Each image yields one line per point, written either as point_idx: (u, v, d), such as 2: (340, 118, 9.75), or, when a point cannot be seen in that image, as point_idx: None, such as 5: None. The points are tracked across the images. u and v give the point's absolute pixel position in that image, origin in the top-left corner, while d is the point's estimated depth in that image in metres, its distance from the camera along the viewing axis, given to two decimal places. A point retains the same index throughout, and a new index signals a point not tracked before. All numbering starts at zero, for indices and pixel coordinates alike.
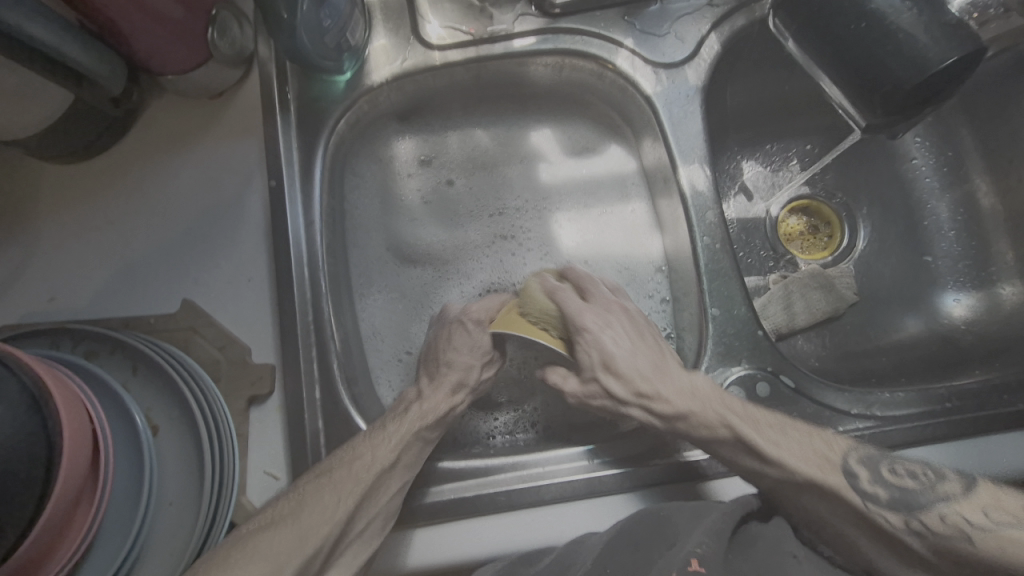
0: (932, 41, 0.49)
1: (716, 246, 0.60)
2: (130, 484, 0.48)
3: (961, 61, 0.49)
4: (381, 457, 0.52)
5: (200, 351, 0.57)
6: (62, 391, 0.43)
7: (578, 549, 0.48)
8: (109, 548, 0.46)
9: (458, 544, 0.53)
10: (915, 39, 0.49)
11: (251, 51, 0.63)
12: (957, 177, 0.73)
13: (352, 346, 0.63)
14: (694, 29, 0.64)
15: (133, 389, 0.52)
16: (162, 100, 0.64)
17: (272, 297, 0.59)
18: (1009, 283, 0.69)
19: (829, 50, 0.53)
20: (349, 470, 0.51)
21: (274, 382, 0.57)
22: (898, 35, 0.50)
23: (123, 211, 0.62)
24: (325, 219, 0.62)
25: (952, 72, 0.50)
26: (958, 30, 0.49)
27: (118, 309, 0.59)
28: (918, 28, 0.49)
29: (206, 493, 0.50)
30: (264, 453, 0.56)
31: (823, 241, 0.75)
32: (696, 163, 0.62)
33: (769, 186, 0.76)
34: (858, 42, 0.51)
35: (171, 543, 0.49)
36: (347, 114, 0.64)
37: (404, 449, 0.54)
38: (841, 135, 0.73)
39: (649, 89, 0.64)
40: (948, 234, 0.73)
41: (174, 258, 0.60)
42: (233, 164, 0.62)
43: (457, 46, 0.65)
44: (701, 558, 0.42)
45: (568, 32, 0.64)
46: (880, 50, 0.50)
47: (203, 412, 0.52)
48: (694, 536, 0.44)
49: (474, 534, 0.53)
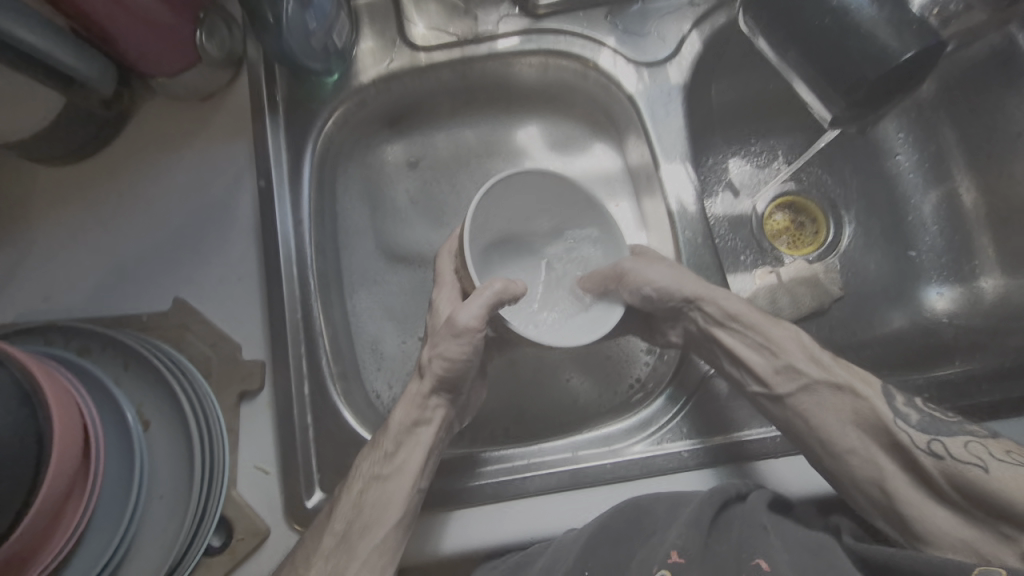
0: (895, 35, 0.50)
1: (698, 241, 0.61)
2: (120, 478, 0.49)
3: (922, 53, 0.50)
4: (346, 509, 0.50)
5: (191, 348, 0.58)
6: (54, 386, 0.44)
7: (555, 546, 0.49)
8: (102, 537, 0.47)
9: (459, 534, 0.53)
10: (878, 31, 0.50)
11: (241, 52, 0.64)
12: (940, 172, 0.74)
13: (343, 342, 0.64)
14: (676, 28, 0.65)
15: (125, 385, 0.53)
16: (154, 103, 0.65)
17: (262, 294, 0.60)
18: (990, 276, 0.70)
19: (796, 48, 0.54)
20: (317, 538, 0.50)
21: (264, 378, 0.58)
22: (861, 32, 0.51)
23: (116, 212, 0.63)
24: (314, 218, 0.63)
25: (910, 67, 0.51)
26: (922, 26, 0.50)
27: (111, 307, 0.60)
28: (881, 23, 0.50)
29: (196, 485, 0.51)
30: (254, 448, 0.57)
31: (809, 236, 0.77)
32: (677, 161, 0.63)
33: (755, 183, 0.77)
34: (825, 37, 0.52)
35: (162, 535, 0.50)
36: (336, 114, 0.66)
37: (378, 489, 0.51)
38: (817, 132, 0.76)
39: (632, 88, 0.64)
40: (931, 229, 0.74)
41: (166, 257, 0.62)
42: (224, 165, 0.63)
43: (442, 46, 0.66)
44: (681, 550, 0.44)
45: (551, 33, 0.65)
46: (845, 44, 0.51)
47: (193, 407, 0.53)
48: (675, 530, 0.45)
49: (468, 526, 0.54)
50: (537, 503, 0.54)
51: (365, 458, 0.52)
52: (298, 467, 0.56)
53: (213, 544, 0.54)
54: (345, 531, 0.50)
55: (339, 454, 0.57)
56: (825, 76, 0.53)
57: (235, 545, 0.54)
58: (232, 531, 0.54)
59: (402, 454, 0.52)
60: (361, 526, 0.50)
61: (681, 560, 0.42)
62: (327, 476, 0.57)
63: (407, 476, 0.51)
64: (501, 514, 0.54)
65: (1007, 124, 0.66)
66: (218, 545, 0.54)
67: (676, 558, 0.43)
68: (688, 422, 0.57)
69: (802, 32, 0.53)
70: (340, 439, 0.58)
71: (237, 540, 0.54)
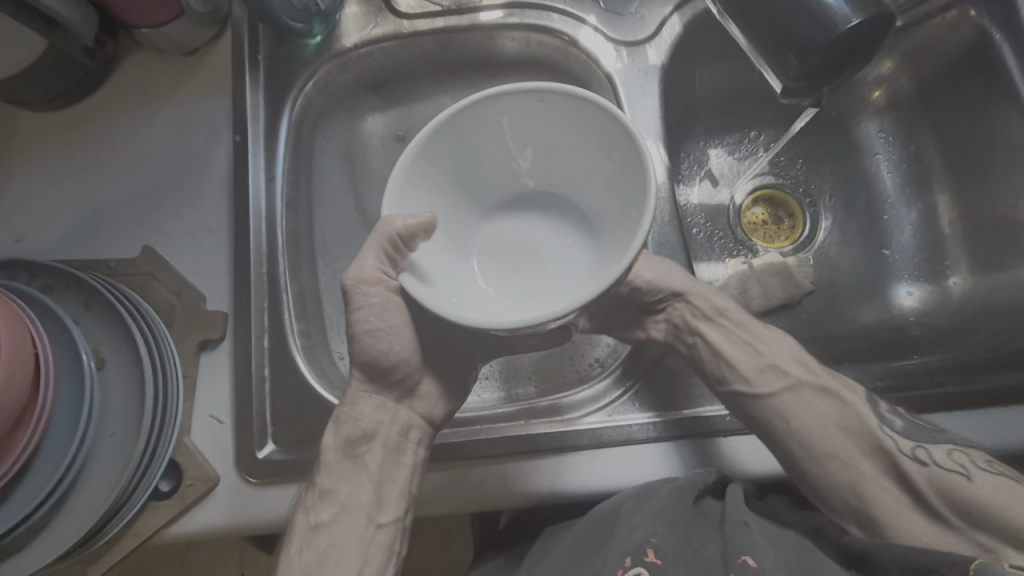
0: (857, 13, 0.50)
1: (664, 220, 0.62)
2: (69, 412, 0.49)
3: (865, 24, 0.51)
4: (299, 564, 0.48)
5: (156, 295, 0.59)
6: (8, 315, 0.44)
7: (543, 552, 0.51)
8: (48, 467, 0.48)
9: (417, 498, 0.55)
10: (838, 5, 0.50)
11: (226, 11, 0.65)
12: (917, 171, 0.74)
13: (309, 302, 0.64)
14: (658, 9, 0.66)
15: (84, 324, 0.54)
16: (138, 55, 0.66)
17: (229, 248, 0.61)
18: (959, 275, 0.70)
19: (753, 15, 0.55)
20: (313, 508, 0.50)
21: (226, 329, 0.58)
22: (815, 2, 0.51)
23: (91, 159, 0.63)
24: (287, 176, 0.64)
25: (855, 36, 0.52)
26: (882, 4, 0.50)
27: (80, 252, 0.61)
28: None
29: (145, 425, 0.52)
30: (211, 397, 0.57)
31: (786, 231, 0.77)
32: (649, 140, 0.63)
33: (734, 173, 0.78)
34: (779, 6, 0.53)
35: (109, 470, 0.51)
36: (316, 76, 0.66)
37: (328, 532, 0.50)
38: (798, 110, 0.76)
39: (611, 67, 0.65)
40: (906, 228, 0.74)
41: (138, 206, 0.62)
42: (202, 119, 0.64)
43: (425, 15, 0.67)
44: (655, 549, 0.44)
45: (534, 8, 0.66)
46: (796, 13, 0.52)
47: (149, 349, 0.53)
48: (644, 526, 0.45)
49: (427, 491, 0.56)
50: (496, 488, 0.55)
51: (329, 429, 0.53)
52: (253, 419, 0.56)
53: (161, 488, 0.54)
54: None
55: (295, 409, 0.57)
56: (782, 48, 0.54)
57: (185, 490, 0.54)
58: (182, 477, 0.54)
59: (340, 491, 0.51)
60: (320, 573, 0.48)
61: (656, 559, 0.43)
62: (281, 430, 0.57)
63: (362, 508, 0.51)
64: (459, 488, 0.56)
65: (975, 117, 0.66)
66: (167, 490, 0.54)
67: (652, 556, 0.43)
68: (642, 393, 0.57)
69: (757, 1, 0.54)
70: (296, 393, 0.58)
71: (187, 486, 0.54)
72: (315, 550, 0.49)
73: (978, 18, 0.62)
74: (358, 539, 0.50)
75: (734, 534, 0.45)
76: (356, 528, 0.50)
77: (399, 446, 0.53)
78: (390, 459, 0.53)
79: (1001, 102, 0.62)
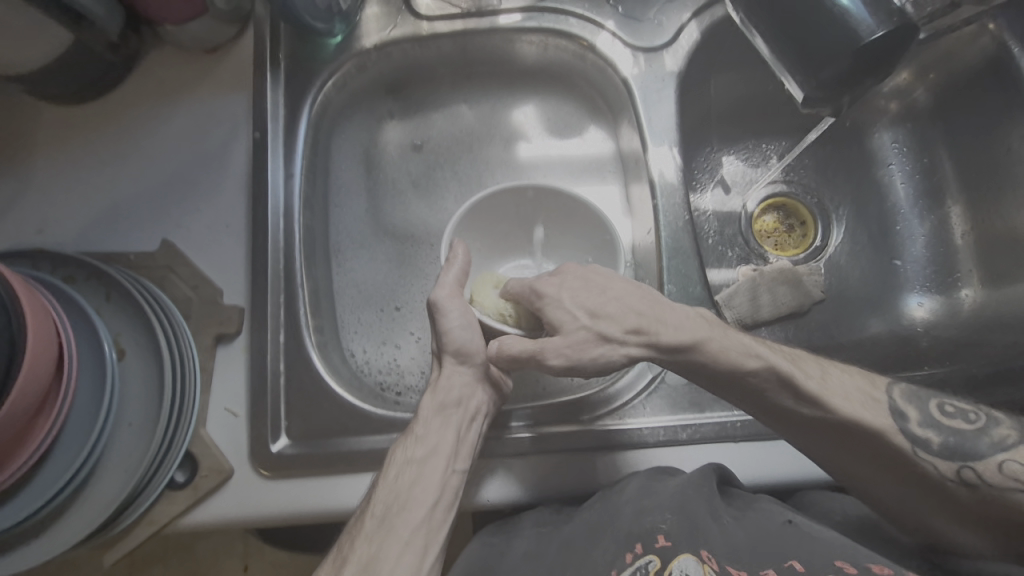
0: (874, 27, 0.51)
1: (679, 226, 0.61)
2: (89, 401, 0.50)
3: (888, 36, 0.52)
4: (385, 491, 0.49)
5: (175, 288, 0.60)
6: (33, 304, 0.45)
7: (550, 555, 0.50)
8: (67, 455, 0.49)
9: None
10: (859, 13, 0.51)
11: (248, 9, 0.66)
12: (931, 183, 0.74)
13: (323, 299, 0.65)
14: (676, 17, 0.66)
15: (105, 315, 0.55)
16: (161, 51, 0.67)
17: (247, 243, 0.62)
18: (970, 287, 0.70)
19: (773, 24, 0.55)
20: (392, 468, 0.50)
21: (242, 323, 0.59)
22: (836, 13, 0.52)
23: (114, 152, 0.64)
24: (305, 173, 0.65)
25: (875, 47, 0.52)
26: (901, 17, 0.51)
27: (100, 245, 0.62)
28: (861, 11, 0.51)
29: (163, 416, 0.53)
30: (226, 389, 0.58)
31: (797, 240, 0.77)
32: (666, 147, 0.64)
33: (747, 180, 0.78)
34: (798, 17, 0.53)
35: (127, 460, 0.52)
36: (336, 76, 0.67)
37: (412, 478, 0.50)
38: (815, 119, 0.76)
39: (628, 72, 0.65)
40: (918, 239, 0.74)
41: (158, 201, 0.63)
42: (222, 116, 0.65)
43: (445, 17, 0.67)
44: (666, 533, 0.48)
45: (553, 12, 0.67)
46: (816, 25, 0.53)
47: (169, 341, 0.54)
48: (658, 509, 0.49)
49: None
50: (524, 474, 0.56)
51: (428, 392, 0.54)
52: (266, 413, 0.57)
53: (176, 479, 0.55)
54: (386, 509, 0.48)
55: (308, 404, 0.58)
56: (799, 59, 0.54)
57: (199, 481, 0.55)
58: (197, 468, 0.55)
59: (433, 437, 0.51)
60: (401, 504, 0.49)
61: (666, 542, 0.48)
62: (293, 424, 0.58)
63: (442, 456, 0.51)
64: (474, 480, 0.56)
65: (990, 131, 0.66)
66: (182, 480, 0.55)
67: (662, 540, 0.48)
68: (652, 397, 0.58)
69: (778, 7, 0.54)
70: (309, 390, 0.58)
71: (201, 477, 0.55)
72: (387, 502, 0.49)
73: (996, 32, 0.62)
74: (430, 499, 0.49)
75: (774, 529, 0.47)
76: (434, 481, 0.50)
77: (474, 416, 0.53)
78: (468, 426, 0.53)
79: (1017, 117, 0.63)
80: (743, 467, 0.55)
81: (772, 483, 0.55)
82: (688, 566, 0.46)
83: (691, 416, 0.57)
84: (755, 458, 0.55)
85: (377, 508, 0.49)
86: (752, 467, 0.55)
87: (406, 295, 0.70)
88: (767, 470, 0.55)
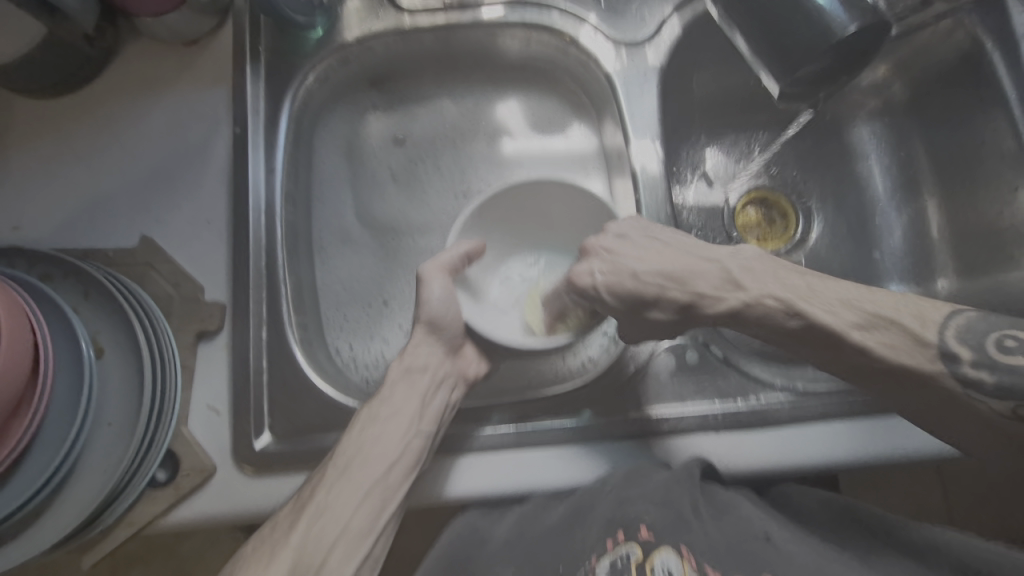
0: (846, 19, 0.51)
1: (661, 221, 0.62)
2: (67, 401, 0.50)
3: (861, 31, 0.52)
4: (350, 446, 0.50)
5: (155, 285, 0.59)
6: (6, 302, 0.44)
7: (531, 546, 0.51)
8: (45, 455, 0.49)
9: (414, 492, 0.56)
10: (834, 9, 0.51)
11: (228, 3, 0.65)
12: (908, 178, 0.75)
13: (307, 295, 0.65)
14: (658, 11, 0.66)
15: (82, 312, 0.54)
16: (139, 45, 0.66)
17: (228, 240, 0.61)
18: (945, 279, 0.71)
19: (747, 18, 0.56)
20: (360, 425, 0.51)
21: (223, 320, 0.59)
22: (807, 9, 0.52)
23: (90, 148, 0.63)
24: (287, 169, 0.64)
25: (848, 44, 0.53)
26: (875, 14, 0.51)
27: (77, 241, 0.61)
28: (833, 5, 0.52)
29: (143, 415, 0.52)
30: (208, 386, 0.58)
31: (778, 233, 0.77)
32: (648, 141, 0.64)
33: (730, 175, 0.79)
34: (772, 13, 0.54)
35: (107, 459, 0.52)
36: (317, 70, 0.66)
37: (373, 437, 0.50)
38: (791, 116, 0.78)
39: (611, 67, 0.66)
40: (896, 232, 0.75)
41: (137, 197, 0.62)
42: (203, 111, 0.64)
43: (427, 11, 0.67)
44: (650, 526, 0.47)
45: (535, 6, 0.67)
46: (791, 21, 0.53)
47: (148, 339, 0.54)
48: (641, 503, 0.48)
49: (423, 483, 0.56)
50: (507, 467, 0.56)
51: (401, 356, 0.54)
52: (249, 410, 0.57)
53: (158, 478, 0.54)
54: (347, 462, 0.49)
55: (291, 401, 0.58)
56: (774, 51, 0.55)
57: (182, 479, 0.54)
58: (179, 466, 0.55)
59: (400, 399, 0.52)
60: (362, 461, 0.49)
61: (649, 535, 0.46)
62: (277, 421, 0.57)
63: (406, 418, 0.51)
64: (460, 475, 0.56)
65: (965, 125, 0.67)
66: (163, 479, 0.54)
67: (645, 533, 0.46)
68: (634, 390, 0.58)
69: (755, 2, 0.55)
70: (292, 387, 0.58)
71: (184, 475, 0.54)
72: (347, 459, 0.50)
73: (970, 27, 0.63)
74: (391, 457, 0.50)
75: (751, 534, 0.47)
76: (400, 441, 0.50)
77: (443, 382, 0.54)
78: (437, 392, 0.53)
79: (992, 111, 0.63)
80: (723, 459, 0.55)
81: (752, 474, 0.55)
82: (670, 566, 0.44)
83: (673, 408, 0.57)
84: (735, 450, 0.55)
85: (338, 467, 0.49)
86: (732, 458, 0.55)
87: (392, 290, 0.69)
88: (748, 460, 0.55)
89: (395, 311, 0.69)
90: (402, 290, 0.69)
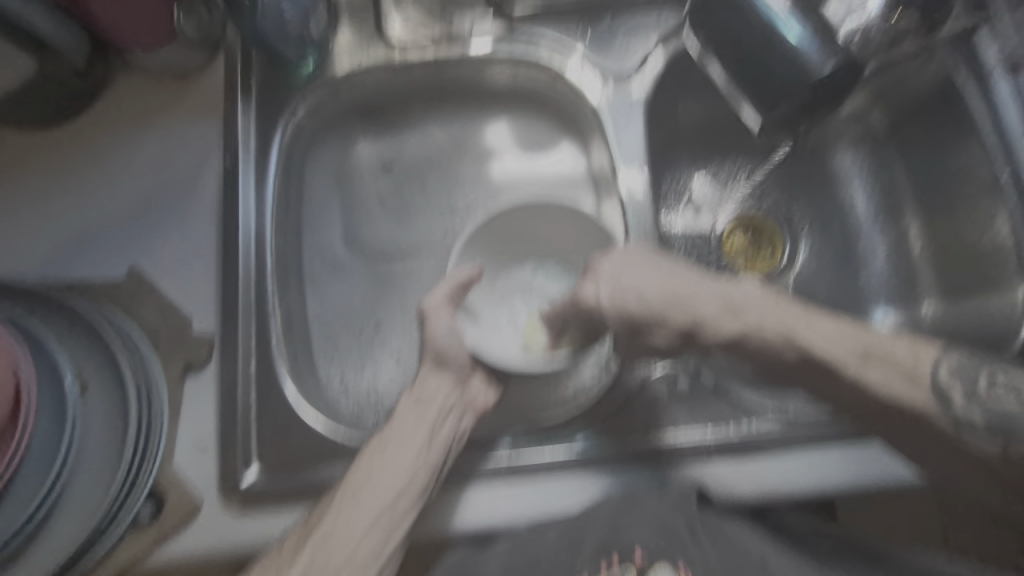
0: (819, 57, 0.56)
1: (651, 247, 0.62)
2: (48, 439, 0.49)
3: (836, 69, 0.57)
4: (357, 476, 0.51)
5: (142, 318, 0.58)
6: None
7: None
8: (24, 496, 0.47)
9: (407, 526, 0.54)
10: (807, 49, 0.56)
11: (218, 37, 0.66)
12: (890, 203, 0.77)
13: (297, 324, 0.65)
14: (643, 44, 0.68)
15: (66, 347, 0.53)
16: (129, 78, 0.66)
17: (217, 270, 0.60)
18: (930, 302, 0.73)
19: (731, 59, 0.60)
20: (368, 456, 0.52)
21: (211, 351, 0.58)
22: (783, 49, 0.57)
23: (78, 180, 0.63)
24: (277, 199, 0.64)
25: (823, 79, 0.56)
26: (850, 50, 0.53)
27: (64, 273, 0.60)
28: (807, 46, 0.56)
29: (127, 452, 0.51)
30: (195, 420, 0.56)
31: (767, 257, 0.78)
32: (635, 168, 0.64)
33: (717, 200, 0.80)
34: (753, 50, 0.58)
35: (88, 498, 0.50)
36: (307, 102, 0.67)
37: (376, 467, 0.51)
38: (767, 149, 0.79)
39: (597, 99, 0.67)
40: (879, 256, 0.77)
41: (124, 228, 0.62)
42: (193, 142, 0.64)
43: (417, 45, 0.68)
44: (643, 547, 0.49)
45: (523, 40, 0.68)
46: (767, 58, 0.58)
47: (134, 373, 0.53)
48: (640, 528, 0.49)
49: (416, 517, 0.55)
50: (503, 498, 0.55)
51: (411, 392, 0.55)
52: (237, 443, 0.56)
53: (143, 515, 0.53)
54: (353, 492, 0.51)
55: (280, 434, 0.57)
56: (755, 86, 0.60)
57: (167, 516, 0.53)
58: (165, 503, 0.53)
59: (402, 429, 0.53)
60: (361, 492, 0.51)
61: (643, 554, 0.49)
62: (265, 454, 0.56)
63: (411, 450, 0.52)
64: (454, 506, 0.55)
65: (943, 153, 0.69)
66: (148, 516, 0.53)
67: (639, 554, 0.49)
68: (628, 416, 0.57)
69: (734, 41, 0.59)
70: (281, 419, 0.57)
71: (170, 511, 0.53)
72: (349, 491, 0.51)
73: (943, 60, 0.65)
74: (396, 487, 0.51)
75: None
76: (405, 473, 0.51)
77: (450, 411, 0.54)
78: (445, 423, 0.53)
79: (968, 139, 0.65)
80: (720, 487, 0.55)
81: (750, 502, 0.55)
82: None
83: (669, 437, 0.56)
84: (732, 478, 0.55)
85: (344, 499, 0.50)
86: (729, 486, 0.55)
87: (383, 317, 0.69)
88: (745, 487, 0.55)
89: (387, 338, 0.68)
90: (393, 317, 0.69)
